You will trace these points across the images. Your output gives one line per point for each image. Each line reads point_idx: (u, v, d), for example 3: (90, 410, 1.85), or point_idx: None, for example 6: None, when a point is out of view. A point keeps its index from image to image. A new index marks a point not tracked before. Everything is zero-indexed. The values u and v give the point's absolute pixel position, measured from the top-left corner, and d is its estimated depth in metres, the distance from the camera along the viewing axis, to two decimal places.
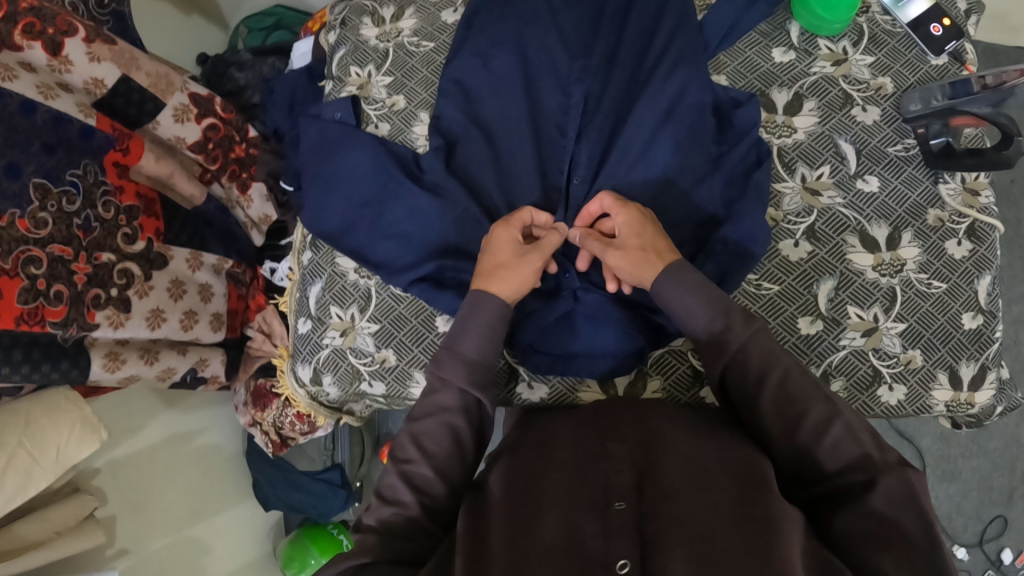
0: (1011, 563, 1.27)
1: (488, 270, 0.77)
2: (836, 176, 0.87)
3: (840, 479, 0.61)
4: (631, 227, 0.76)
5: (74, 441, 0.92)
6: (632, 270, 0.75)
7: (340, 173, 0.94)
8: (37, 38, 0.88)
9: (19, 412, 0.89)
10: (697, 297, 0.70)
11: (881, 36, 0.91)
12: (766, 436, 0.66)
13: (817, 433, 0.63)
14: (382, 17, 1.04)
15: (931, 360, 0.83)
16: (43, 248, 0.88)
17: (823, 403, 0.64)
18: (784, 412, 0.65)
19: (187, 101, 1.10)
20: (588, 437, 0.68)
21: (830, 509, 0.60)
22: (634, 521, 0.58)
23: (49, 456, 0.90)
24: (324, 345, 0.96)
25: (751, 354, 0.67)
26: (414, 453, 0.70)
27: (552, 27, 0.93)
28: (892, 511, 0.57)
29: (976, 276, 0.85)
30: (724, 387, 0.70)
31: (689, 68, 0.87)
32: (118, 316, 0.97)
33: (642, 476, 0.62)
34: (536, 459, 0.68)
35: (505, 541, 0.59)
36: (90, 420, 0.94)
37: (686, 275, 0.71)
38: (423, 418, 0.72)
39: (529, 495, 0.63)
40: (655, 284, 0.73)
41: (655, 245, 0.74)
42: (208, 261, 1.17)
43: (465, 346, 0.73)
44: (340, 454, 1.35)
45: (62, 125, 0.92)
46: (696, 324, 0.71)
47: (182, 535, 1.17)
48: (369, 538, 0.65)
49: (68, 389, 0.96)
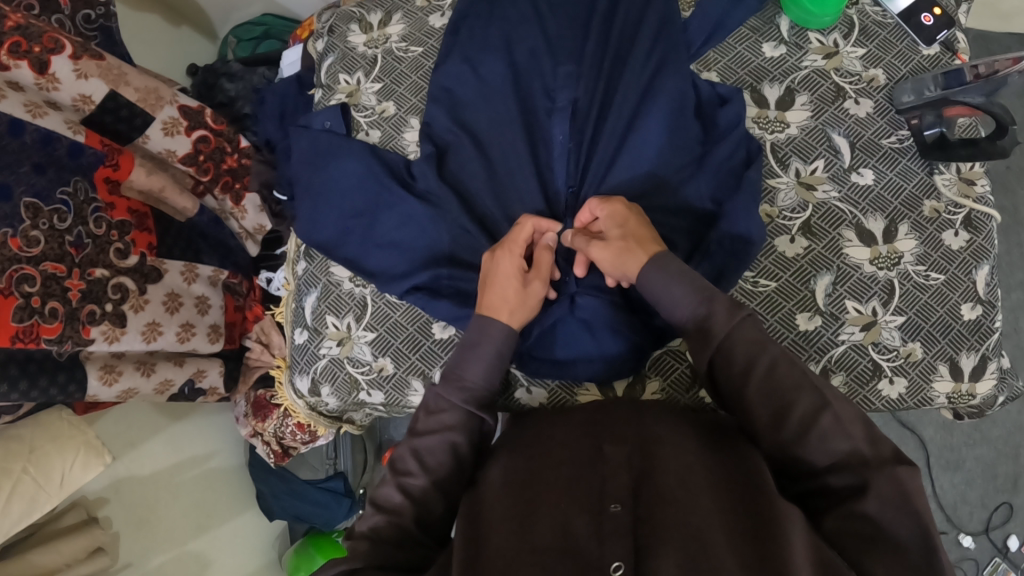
0: (1017, 550, 1.27)
1: (493, 298, 0.76)
2: (830, 170, 0.86)
3: (829, 478, 0.61)
4: (614, 218, 0.76)
5: (77, 466, 0.93)
6: (617, 262, 0.74)
7: (330, 184, 0.94)
8: (23, 58, 0.87)
9: (24, 439, 0.91)
10: (682, 285, 0.70)
11: (872, 27, 0.90)
12: (754, 427, 0.65)
13: (806, 424, 0.62)
14: (370, 23, 1.03)
15: (931, 352, 0.83)
16: (36, 266, 0.88)
17: (812, 393, 0.63)
18: (770, 400, 0.64)
19: (176, 113, 1.08)
20: (585, 441, 0.67)
21: (822, 506, 0.61)
22: (629, 525, 0.57)
23: (53, 482, 0.90)
24: (321, 355, 0.95)
25: (736, 344, 0.66)
26: (414, 466, 0.70)
27: (540, 29, 0.92)
28: (884, 513, 0.57)
29: (975, 266, 0.84)
30: (712, 376, 0.69)
31: (678, 68, 0.87)
32: (114, 331, 0.97)
33: (639, 480, 0.61)
34: (534, 461, 0.67)
35: (499, 545, 0.59)
36: (94, 444, 0.95)
37: (669, 264, 0.70)
38: (429, 435, 0.71)
39: (526, 497, 0.63)
40: (640, 274, 0.72)
41: (636, 234, 0.74)
42: (203, 273, 1.17)
43: (467, 372, 0.73)
44: (342, 462, 1.38)
45: (50, 143, 0.93)
46: (681, 313, 0.70)
47: (184, 550, 1.17)
48: (361, 544, 0.65)
49: (71, 416, 0.98)
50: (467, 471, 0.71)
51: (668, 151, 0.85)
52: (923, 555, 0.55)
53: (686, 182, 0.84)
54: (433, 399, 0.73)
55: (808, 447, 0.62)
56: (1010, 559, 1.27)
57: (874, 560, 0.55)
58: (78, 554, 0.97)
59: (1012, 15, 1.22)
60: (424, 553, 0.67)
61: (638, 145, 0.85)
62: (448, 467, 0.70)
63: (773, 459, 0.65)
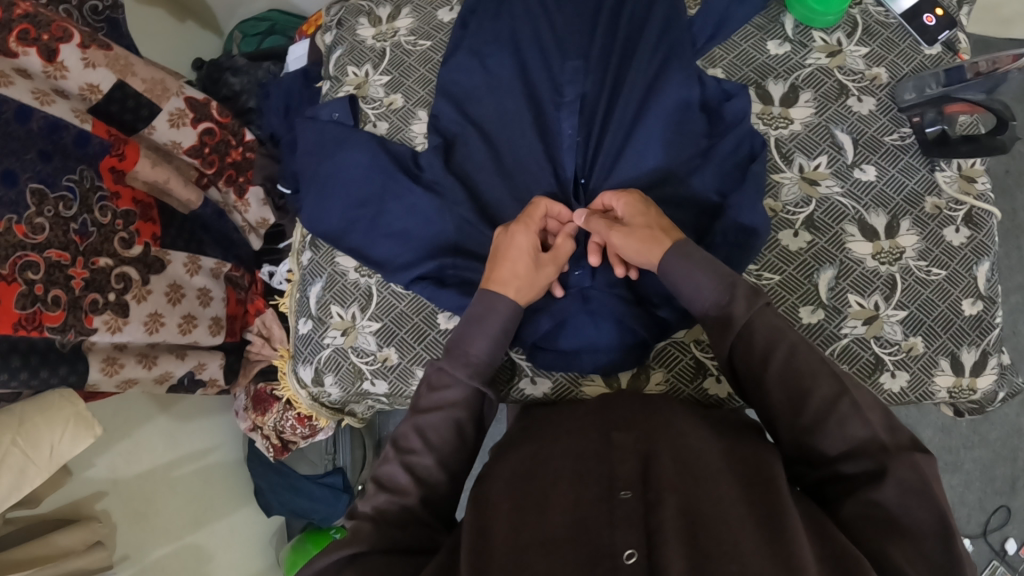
0: (1015, 553, 1.27)
1: (505, 273, 0.75)
2: (833, 166, 0.87)
3: (843, 467, 0.61)
4: (634, 209, 0.77)
5: (67, 439, 0.88)
6: (639, 249, 0.74)
7: (338, 174, 0.94)
8: (31, 45, 0.87)
9: (12, 412, 0.86)
10: (708, 273, 0.70)
11: (875, 27, 0.92)
12: (771, 415, 0.66)
13: (823, 413, 0.62)
14: (379, 17, 1.04)
15: (932, 346, 0.84)
16: (40, 253, 0.87)
17: (831, 380, 0.63)
18: (788, 388, 0.64)
19: (182, 105, 1.09)
20: (593, 432, 0.68)
21: (837, 495, 0.61)
22: (640, 510, 0.57)
23: (42, 455, 0.86)
24: (325, 345, 0.95)
25: (756, 330, 0.67)
26: (418, 444, 0.70)
27: (548, 24, 0.93)
28: (894, 500, 0.57)
29: (975, 262, 0.85)
30: (732, 365, 0.69)
31: (684, 64, 0.88)
32: (117, 321, 0.96)
33: (648, 465, 0.61)
34: (543, 452, 0.68)
35: (509, 532, 0.59)
36: (84, 416, 0.90)
37: (693, 252, 0.70)
38: (431, 412, 0.70)
39: (535, 485, 0.63)
40: (664, 261, 0.72)
41: (661, 222, 0.75)
42: (206, 265, 1.17)
43: (475, 349, 0.72)
44: (341, 457, 1.35)
45: (57, 131, 0.92)
46: (703, 301, 0.70)
47: (183, 544, 1.16)
48: (364, 525, 0.65)
49: (63, 386, 0.92)
50: (466, 442, 0.71)
51: (673, 147, 0.86)
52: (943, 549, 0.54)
53: (692, 176, 0.85)
54: (438, 375, 0.73)
55: (824, 435, 0.61)
56: (1007, 562, 1.28)
57: (893, 547, 0.54)
58: (76, 545, 0.96)
59: (1011, 21, 1.24)
60: (431, 535, 0.67)
61: (644, 139, 0.87)
62: (450, 442, 0.70)
63: (786, 447, 0.65)
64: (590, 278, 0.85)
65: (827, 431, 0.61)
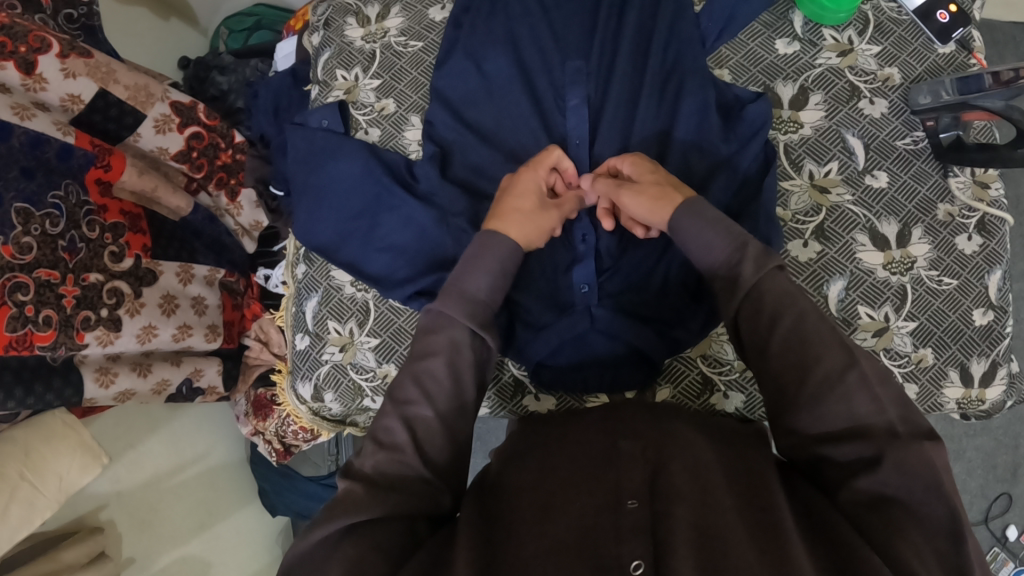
0: (1017, 539, 1.28)
1: (507, 207, 0.74)
2: (844, 172, 0.85)
3: (831, 450, 0.57)
4: (642, 168, 0.76)
5: (74, 468, 0.90)
6: (654, 197, 0.72)
7: (330, 185, 0.91)
8: (9, 58, 0.83)
9: (19, 442, 0.87)
10: (717, 231, 0.67)
11: (886, 24, 0.88)
12: (773, 395, 0.61)
13: (829, 384, 0.58)
14: (367, 16, 1.00)
15: (943, 357, 0.82)
16: (28, 273, 0.84)
17: (840, 351, 0.59)
18: (789, 369, 0.60)
19: (168, 110, 1.05)
20: (599, 436, 0.64)
21: (829, 486, 0.58)
22: (647, 521, 0.53)
23: (52, 486, 0.87)
24: (323, 361, 0.94)
25: (765, 294, 0.63)
26: (415, 394, 0.64)
27: (545, 23, 0.89)
28: (914, 491, 0.53)
29: (987, 271, 0.83)
30: (737, 330, 0.65)
31: (695, 63, 0.84)
32: (109, 336, 0.93)
33: (658, 475, 0.57)
34: (546, 460, 0.64)
35: (513, 543, 0.55)
36: (90, 445, 0.93)
37: (705, 208, 0.68)
38: (429, 357, 0.66)
39: (537, 493, 0.60)
40: (673, 218, 0.69)
41: (670, 180, 0.73)
42: (199, 273, 1.13)
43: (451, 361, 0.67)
44: (344, 457, 1.34)
45: (39, 145, 0.88)
46: (712, 259, 0.67)
47: (186, 552, 1.16)
48: (356, 486, 0.59)
49: (65, 416, 0.94)
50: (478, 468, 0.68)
51: (682, 154, 0.82)
52: (953, 540, 0.51)
53: (706, 192, 0.81)
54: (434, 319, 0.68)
55: (819, 417, 0.58)
56: (1008, 548, 1.29)
57: (898, 542, 0.51)
58: (81, 559, 0.96)
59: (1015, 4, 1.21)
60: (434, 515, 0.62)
61: (646, 147, 0.83)
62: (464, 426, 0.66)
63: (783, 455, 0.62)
64: (597, 292, 0.83)
65: (823, 411, 0.58)
